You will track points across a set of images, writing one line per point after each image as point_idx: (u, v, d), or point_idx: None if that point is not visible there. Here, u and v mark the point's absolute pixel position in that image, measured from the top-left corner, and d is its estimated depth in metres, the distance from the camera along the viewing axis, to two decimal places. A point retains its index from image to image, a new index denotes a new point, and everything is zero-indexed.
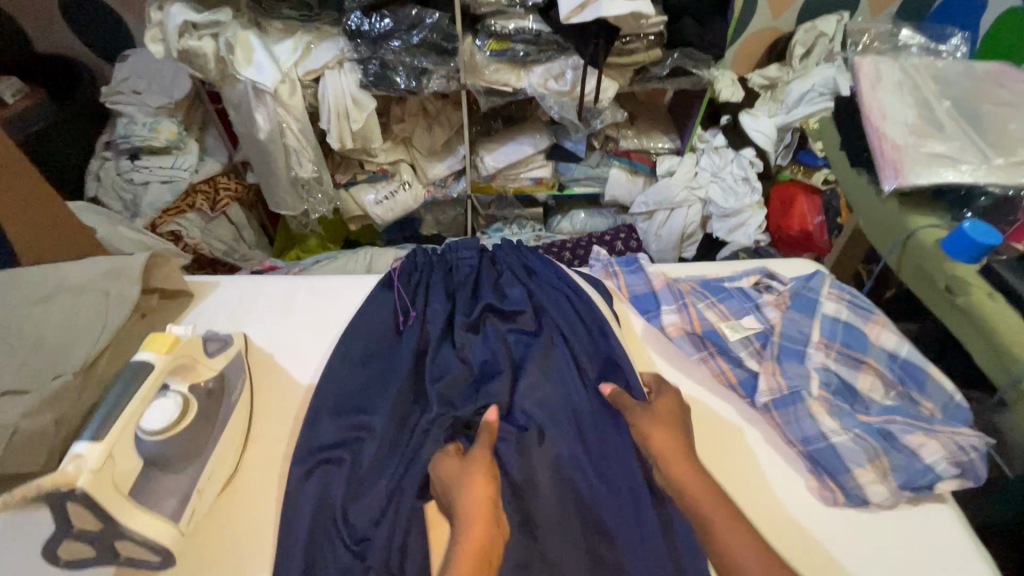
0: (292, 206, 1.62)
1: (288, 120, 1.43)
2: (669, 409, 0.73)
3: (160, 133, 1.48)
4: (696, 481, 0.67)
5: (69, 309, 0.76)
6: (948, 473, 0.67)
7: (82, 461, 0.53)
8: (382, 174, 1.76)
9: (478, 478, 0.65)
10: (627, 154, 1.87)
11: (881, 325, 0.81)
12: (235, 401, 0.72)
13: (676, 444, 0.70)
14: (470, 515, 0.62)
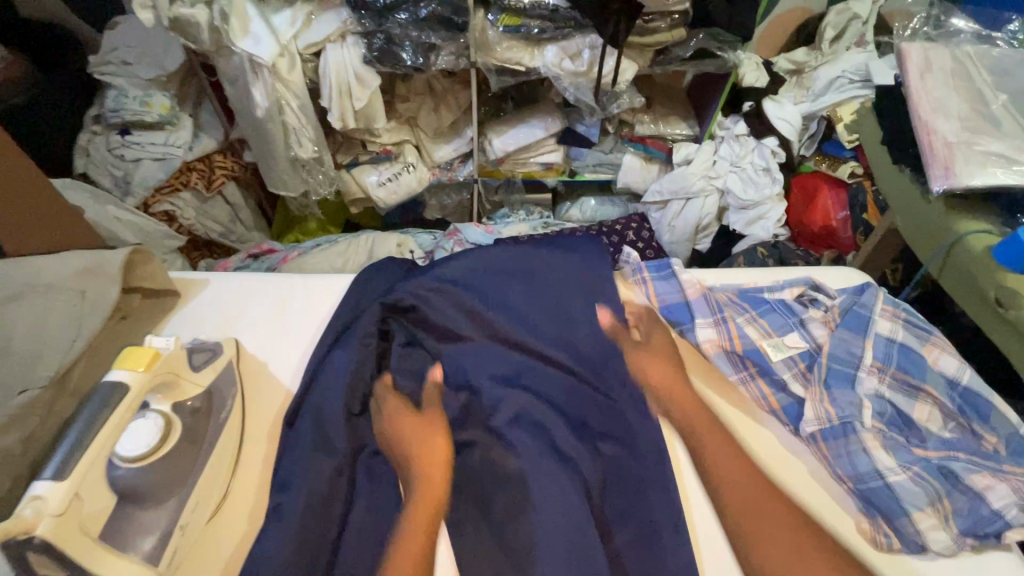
0: (293, 187, 1.51)
1: (286, 97, 1.33)
2: (662, 348, 0.75)
3: (151, 107, 1.37)
4: (700, 426, 0.70)
5: (37, 313, 0.68)
6: (1020, 521, 0.60)
7: (41, 504, 0.46)
8: (385, 155, 1.66)
9: (435, 434, 0.68)
10: (643, 140, 1.77)
11: (940, 347, 0.74)
12: (224, 421, 0.65)
13: (666, 375, 0.73)
14: (423, 461, 0.65)
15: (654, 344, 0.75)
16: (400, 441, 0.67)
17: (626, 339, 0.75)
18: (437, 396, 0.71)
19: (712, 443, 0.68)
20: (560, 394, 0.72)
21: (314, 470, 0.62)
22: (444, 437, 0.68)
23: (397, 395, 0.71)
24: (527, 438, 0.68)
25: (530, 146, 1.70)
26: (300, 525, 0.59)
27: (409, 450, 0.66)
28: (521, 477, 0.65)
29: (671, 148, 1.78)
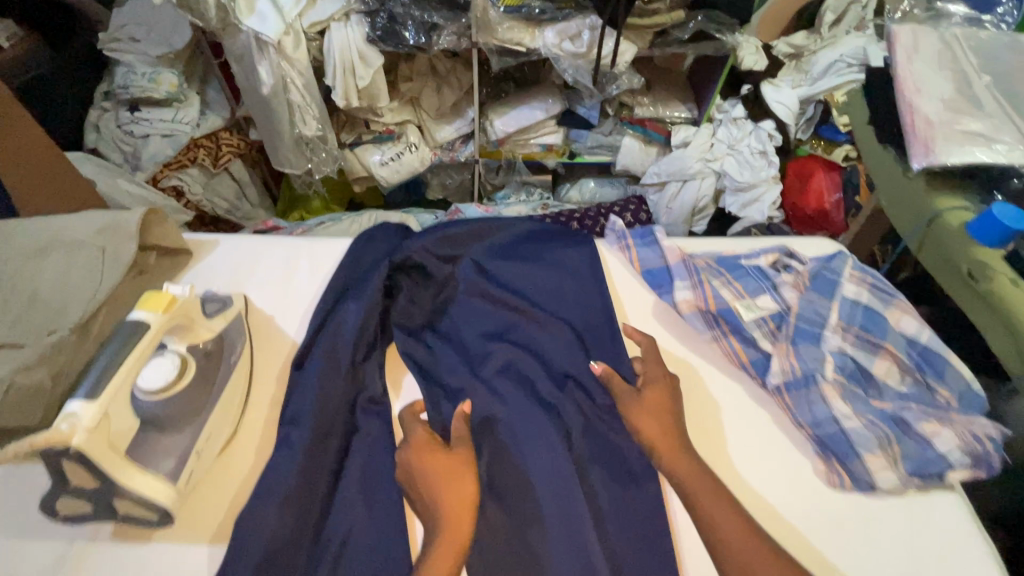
0: (297, 164, 1.57)
1: (291, 74, 1.36)
2: (661, 401, 0.72)
3: (160, 84, 1.42)
4: (705, 488, 0.65)
5: (63, 266, 0.74)
6: (961, 463, 0.65)
7: (76, 419, 0.51)
8: (388, 135, 1.70)
9: (465, 474, 0.65)
10: (642, 123, 1.79)
11: (902, 310, 0.79)
12: (235, 363, 0.70)
13: (667, 431, 0.69)
14: (451, 503, 0.62)
15: (651, 395, 0.72)
16: (429, 479, 0.64)
17: (623, 394, 0.72)
18: (467, 436, 0.68)
19: (718, 512, 0.63)
20: (544, 347, 0.78)
21: (318, 407, 0.67)
22: (472, 477, 0.65)
23: (425, 433, 0.68)
24: (513, 386, 0.74)
25: (530, 127, 1.74)
26: (305, 454, 0.64)
27: (437, 491, 0.63)
28: (508, 419, 0.71)
29: (669, 131, 1.81)
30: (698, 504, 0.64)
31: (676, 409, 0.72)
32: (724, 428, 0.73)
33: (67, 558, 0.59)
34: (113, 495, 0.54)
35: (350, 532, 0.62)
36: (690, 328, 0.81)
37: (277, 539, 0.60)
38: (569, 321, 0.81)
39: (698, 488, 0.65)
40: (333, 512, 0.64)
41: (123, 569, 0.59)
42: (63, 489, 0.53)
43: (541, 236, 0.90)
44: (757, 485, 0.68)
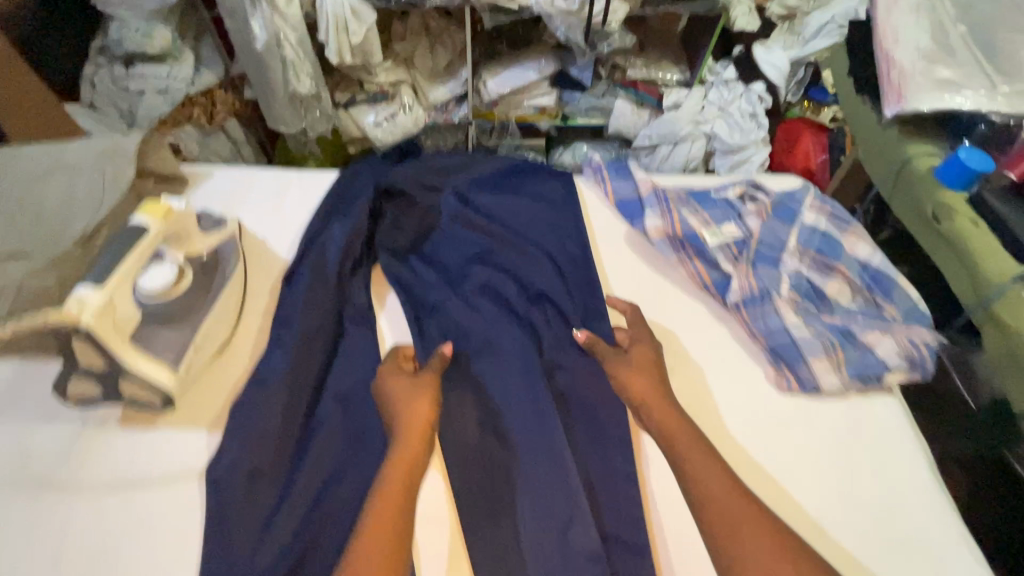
0: (291, 122, 1.58)
1: (284, 29, 1.38)
2: (647, 358, 0.72)
3: (154, 39, 1.39)
4: (693, 443, 0.64)
5: (66, 186, 0.79)
6: (897, 366, 0.71)
7: (85, 302, 0.57)
8: (382, 95, 1.70)
9: (422, 397, 0.66)
10: (635, 85, 1.81)
11: (857, 237, 0.84)
12: (230, 275, 0.75)
13: (655, 390, 0.69)
14: (409, 426, 0.64)
15: (639, 355, 0.72)
16: (393, 403, 0.66)
17: (609, 356, 0.73)
18: (437, 366, 0.71)
19: (703, 467, 0.61)
20: (520, 267, 0.83)
21: (307, 313, 0.72)
22: (430, 400, 0.66)
23: (394, 361, 0.71)
24: (489, 301, 0.80)
25: (523, 88, 1.76)
26: (294, 353, 0.69)
27: (398, 414, 0.65)
28: (483, 331, 0.77)
29: (661, 94, 1.81)
30: (684, 461, 0.62)
31: (661, 366, 0.72)
32: (712, 391, 0.73)
33: (80, 439, 0.65)
34: (122, 374, 0.60)
35: (336, 423, 0.68)
36: (659, 254, 0.86)
37: (267, 426, 0.65)
38: (543, 244, 0.86)
39: (681, 439, 0.64)
40: (319, 405, 0.69)
41: (129, 449, 0.65)
42: (74, 369, 0.59)
43: (521, 171, 0.94)
44: (745, 443, 0.69)
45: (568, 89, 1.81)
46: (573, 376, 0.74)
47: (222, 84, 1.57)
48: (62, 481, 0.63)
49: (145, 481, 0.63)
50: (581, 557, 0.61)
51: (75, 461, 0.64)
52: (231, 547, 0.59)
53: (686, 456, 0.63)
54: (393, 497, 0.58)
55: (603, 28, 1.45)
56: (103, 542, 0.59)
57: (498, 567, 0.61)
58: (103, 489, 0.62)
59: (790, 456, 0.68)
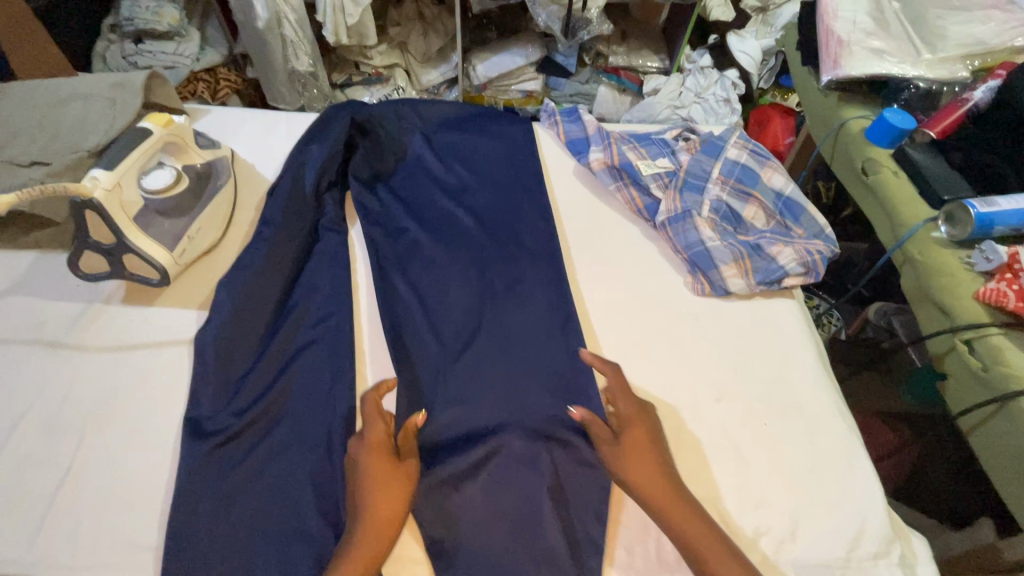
0: (290, 100, 1.68)
1: (285, 10, 1.49)
2: (643, 440, 0.66)
3: (163, 17, 1.48)
4: (687, 518, 0.61)
5: (81, 111, 0.90)
6: (795, 271, 0.82)
7: (98, 182, 0.68)
8: (377, 77, 1.84)
9: (399, 486, 0.61)
10: (616, 71, 1.90)
11: (775, 170, 0.95)
12: (221, 185, 0.86)
13: (658, 473, 0.64)
14: (381, 519, 0.59)
15: (633, 432, 0.67)
16: (362, 482, 0.61)
17: (603, 442, 0.67)
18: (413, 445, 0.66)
19: (683, 520, 0.61)
20: (476, 194, 0.94)
21: (287, 215, 0.84)
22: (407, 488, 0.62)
23: (371, 434, 0.65)
24: (446, 215, 0.91)
25: (510, 72, 1.86)
26: (271, 247, 0.80)
27: (369, 503, 0.60)
28: (437, 243, 0.87)
29: (642, 80, 1.91)
30: (690, 544, 0.59)
31: (660, 442, 0.67)
32: (662, 379, 0.75)
33: (88, 310, 0.76)
34: (124, 250, 0.71)
35: (306, 308, 0.79)
36: (601, 183, 0.97)
37: (244, 302, 0.75)
38: (498, 174, 0.97)
39: (688, 524, 0.60)
40: (292, 293, 0.80)
41: (127, 319, 0.76)
42: (85, 245, 0.70)
43: (486, 116, 1.05)
44: (693, 438, 0.70)
45: (552, 75, 1.89)
46: (519, 283, 0.84)
47: (226, 62, 1.66)
48: (71, 343, 0.73)
49: (141, 345, 0.74)
50: (509, 409, 0.72)
51: (82, 328, 0.75)
52: (210, 390, 0.69)
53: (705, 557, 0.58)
54: None
55: (583, 13, 1.58)
56: (106, 389, 0.70)
57: (438, 423, 0.71)
58: (105, 350, 0.73)
59: (738, 464, 0.69)
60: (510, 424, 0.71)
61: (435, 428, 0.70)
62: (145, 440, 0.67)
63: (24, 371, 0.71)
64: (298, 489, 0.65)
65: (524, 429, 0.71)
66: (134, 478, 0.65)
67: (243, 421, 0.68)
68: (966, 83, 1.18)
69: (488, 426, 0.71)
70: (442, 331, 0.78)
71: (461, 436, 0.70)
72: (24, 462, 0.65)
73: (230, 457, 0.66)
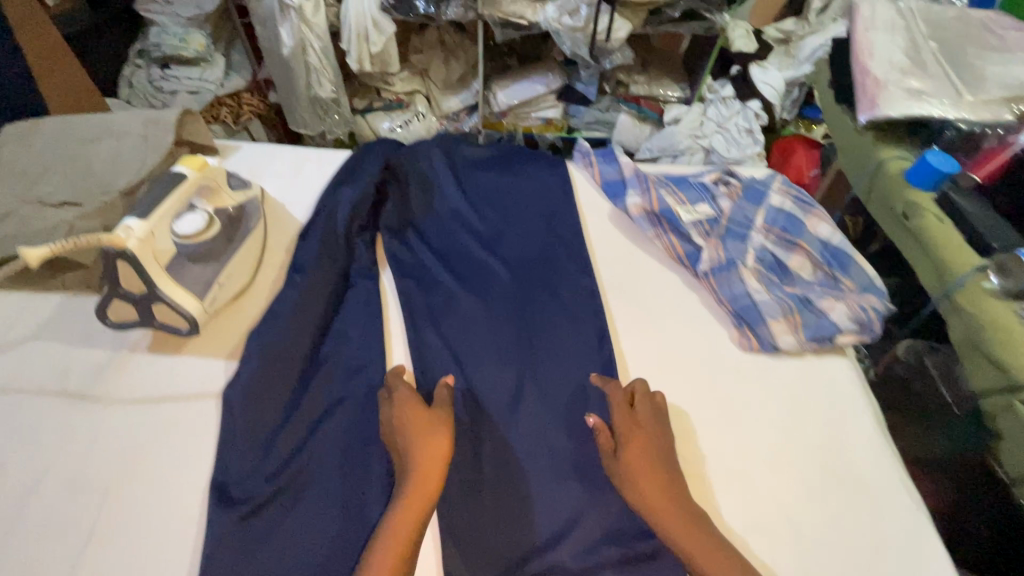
0: (312, 126, 1.67)
1: (310, 37, 1.48)
2: (646, 449, 0.66)
3: (190, 44, 1.49)
4: (686, 528, 0.61)
5: (114, 149, 0.89)
6: (849, 329, 0.78)
7: (131, 231, 0.66)
8: (398, 103, 1.81)
9: (416, 435, 0.64)
10: (637, 100, 1.85)
11: (820, 218, 0.91)
12: (252, 228, 0.84)
13: (661, 483, 0.64)
14: (421, 464, 0.63)
15: (634, 455, 0.65)
16: (402, 438, 0.64)
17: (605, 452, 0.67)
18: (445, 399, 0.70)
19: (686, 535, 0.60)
20: (509, 243, 0.91)
21: (320, 260, 0.81)
22: (439, 441, 0.64)
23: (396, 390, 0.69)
24: (484, 261, 0.88)
25: (532, 100, 1.82)
26: (303, 298, 0.78)
27: (406, 447, 0.64)
28: (472, 294, 0.84)
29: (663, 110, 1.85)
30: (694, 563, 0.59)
31: (662, 448, 0.67)
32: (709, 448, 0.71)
33: (113, 359, 0.74)
34: (154, 300, 0.69)
35: (336, 364, 0.75)
36: (638, 229, 0.94)
37: (276, 357, 0.72)
38: (532, 219, 0.94)
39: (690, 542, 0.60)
40: (323, 346, 0.77)
41: (154, 369, 0.73)
42: (115, 293, 0.68)
43: (519, 158, 1.03)
44: (746, 513, 0.67)
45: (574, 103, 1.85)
46: (559, 337, 0.81)
47: (250, 88, 1.65)
48: (95, 394, 0.71)
49: (168, 398, 0.71)
50: (549, 479, 0.69)
51: (107, 378, 0.72)
52: (239, 451, 0.66)
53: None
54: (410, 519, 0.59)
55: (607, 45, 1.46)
56: (130, 444, 0.67)
57: (471, 491, 0.67)
58: (129, 403, 0.70)
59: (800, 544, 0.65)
60: (553, 496, 0.67)
61: (472, 494, 0.67)
62: (170, 502, 0.64)
63: (47, 424, 0.68)
64: (330, 564, 0.61)
65: (568, 501, 0.67)
66: (155, 545, 0.61)
67: (274, 485, 0.65)
68: (1010, 126, 1.12)
69: (528, 498, 0.67)
70: (476, 387, 0.75)
71: (499, 508, 0.66)
72: (43, 523, 0.62)
73: (258, 527, 0.63)
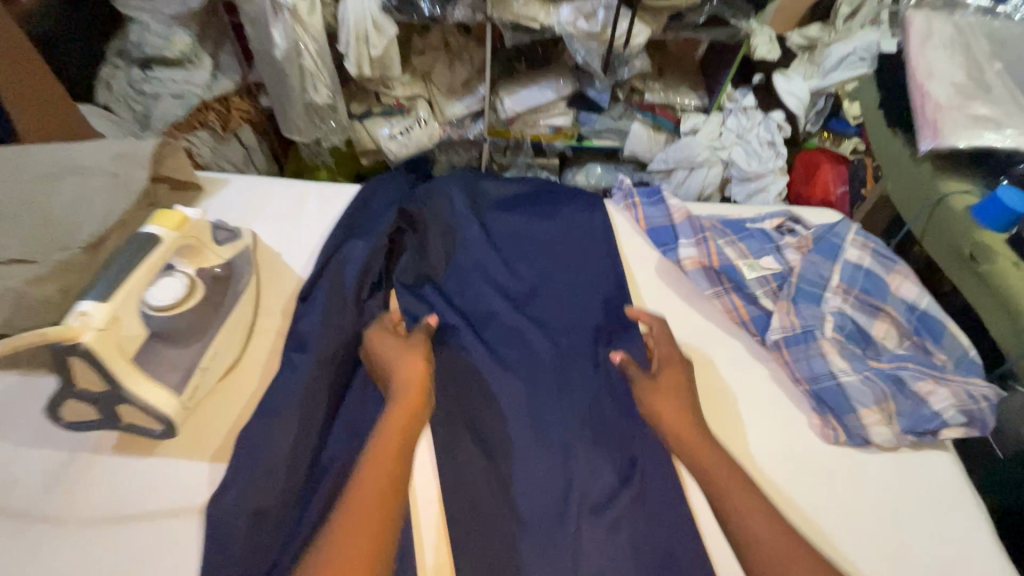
0: (307, 134, 1.36)
1: (306, 40, 1.19)
2: (679, 383, 0.68)
3: (173, 44, 1.26)
4: (706, 450, 0.62)
5: (78, 189, 0.74)
6: (955, 420, 0.66)
7: (88, 319, 0.52)
8: (398, 109, 1.44)
9: (405, 356, 0.65)
10: (652, 108, 1.50)
11: (903, 275, 0.79)
12: (242, 290, 0.71)
13: (683, 413, 0.65)
14: (409, 383, 0.63)
15: (664, 388, 0.67)
16: (390, 364, 0.65)
17: (642, 381, 0.68)
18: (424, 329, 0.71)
19: (708, 458, 0.61)
20: (544, 302, 0.78)
21: (325, 333, 0.68)
22: (423, 359, 0.66)
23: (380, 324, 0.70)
24: (517, 327, 0.76)
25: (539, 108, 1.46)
26: (304, 386, 0.64)
27: (393, 368, 0.65)
28: (504, 370, 0.71)
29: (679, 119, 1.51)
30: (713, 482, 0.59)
31: (691, 388, 0.68)
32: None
33: (72, 464, 0.61)
34: (119, 401, 0.55)
35: (345, 466, 0.62)
36: (693, 286, 0.81)
37: (274, 463, 0.60)
38: (570, 272, 0.81)
39: (718, 477, 0.59)
40: (328, 445, 0.64)
41: (121, 478, 0.60)
42: (69, 393, 0.55)
43: (550, 196, 0.91)
44: None
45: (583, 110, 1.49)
46: (607, 422, 0.69)
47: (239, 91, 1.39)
48: (48, 513, 0.58)
49: (137, 516, 0.58)
50: None
51: (63, 490, 0.59)
52: None
53: (735, 510, 0.57)
54: (394, 437, 0.59)
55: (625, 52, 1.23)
56: None
57: None
58: (88, 524, 0.57)
59: None
60: None
61: None
62: None
63: None
64: None
65: None
66: None
67: None
68: None
69: None
70: (516, 490, 0.64)
71: None
72: None
73: None
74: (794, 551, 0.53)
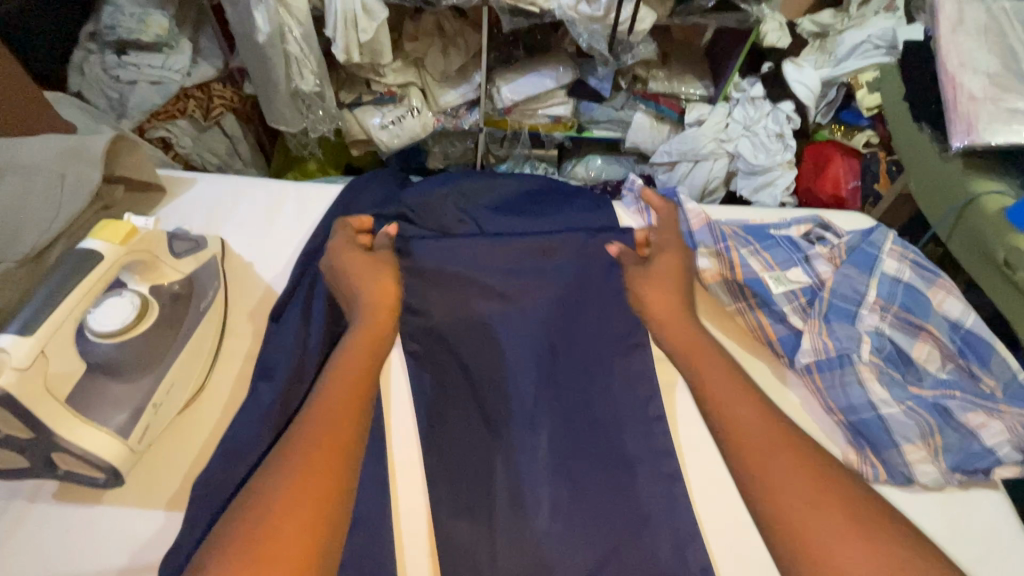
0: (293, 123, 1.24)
1: (290, 23, 1.08)
2: (672, 268, 0.66)
3: (148, 25, 1.08)
4: (693, 343, 0.58)
5: (16, 193, 0.64)
6: (1010, 458, 0.59)
7: (5, 357, 0.44)
8: (390, 97, 1.34)
9: (368, 269, 0.61)
10: (656, 97, 1.38)
11: (945, 290, 0.71)
12: (205, 309, 0.62)
13: (673, 301, 0.62)
14: (373, 298, 0.59)
15: (655, 273, 0.65)
16: (351, 276, 0.60)
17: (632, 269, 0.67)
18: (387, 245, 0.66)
19: (699, 352, 0.56)
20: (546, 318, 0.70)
21: (298, 365, 0.60)
22: (390, 276, 0.61)
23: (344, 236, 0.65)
24: (513, 352, 0.67)
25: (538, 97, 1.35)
26: (275, 422, 0.56)
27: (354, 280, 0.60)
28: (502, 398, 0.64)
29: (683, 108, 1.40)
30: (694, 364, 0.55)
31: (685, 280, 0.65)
32: None
33: (6, 514, 0.53)
34: (52, 450, 0.47)
35: None
36: (714, 301, 0.74)
37: None
38: None
39: (699, 362, 0.55)
40: None
41: (62, 531, 0.52)
42: None
43: (552, 197, 0.82)
44: None
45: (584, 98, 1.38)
46: (617, 458, 0.62)
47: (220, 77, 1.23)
48: None
49: None
50: None
51: None
52: None
53: (725, 405, 0.50)
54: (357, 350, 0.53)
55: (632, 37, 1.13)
56: None
57: None
58: None
59: None
60: None
61: None
62: None
63: None
64: None
65: None
66: None
67: None
68: None
69: None
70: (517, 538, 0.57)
71: None
72: None
73: None
74: (780, 441, 0.47)
